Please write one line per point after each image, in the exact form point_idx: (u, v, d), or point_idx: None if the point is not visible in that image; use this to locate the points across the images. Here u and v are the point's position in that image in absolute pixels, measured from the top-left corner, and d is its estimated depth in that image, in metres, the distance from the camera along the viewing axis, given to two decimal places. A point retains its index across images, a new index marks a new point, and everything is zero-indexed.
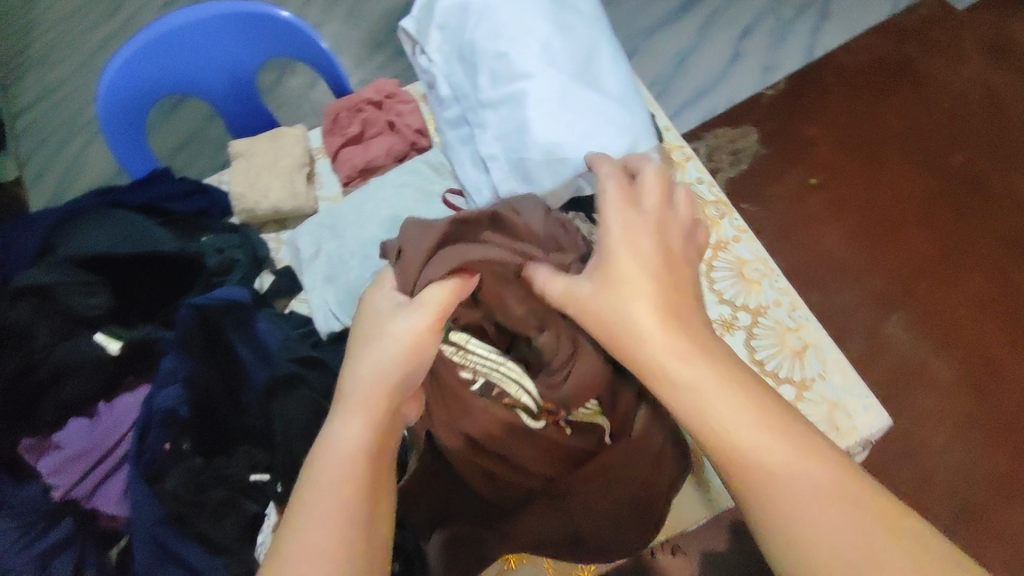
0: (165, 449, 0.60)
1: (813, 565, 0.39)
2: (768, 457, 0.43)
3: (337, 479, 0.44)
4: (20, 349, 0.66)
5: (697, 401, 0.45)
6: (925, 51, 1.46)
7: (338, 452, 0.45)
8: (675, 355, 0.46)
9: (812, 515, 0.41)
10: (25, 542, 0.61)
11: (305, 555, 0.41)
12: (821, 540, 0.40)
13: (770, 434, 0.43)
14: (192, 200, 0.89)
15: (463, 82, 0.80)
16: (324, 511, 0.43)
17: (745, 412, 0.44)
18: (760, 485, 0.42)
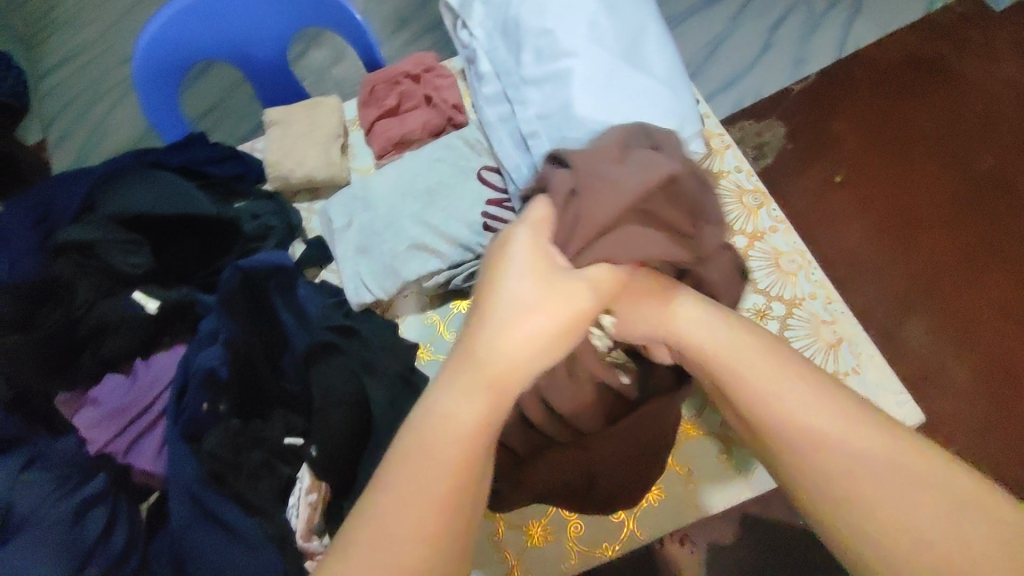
0: (202, 408, 0.62)
1: (888, 539, 0.41)
2: (838, 438, 0.44)
3: (449, 455, 0.39)
4: (61, 304, 0.67)
5: (762, 393, 0.48)
6: (960, 50, 1.38)
7: (450, 432, 0.40)
8: (743, 353, 0.50)
9: (883, 503, 0.42)
10: (63, 493, 0.62)
11: (394, 533, 0.38)
12: (892, 525, 0.41)
13: (837, 418, 0.45)
14: (228, 165, 0.89)
15: (505, 59, 0.79)
16: (424, 497, 0.38)
17: (814, 402, 0.46)
18: (831, 467, 0.44)
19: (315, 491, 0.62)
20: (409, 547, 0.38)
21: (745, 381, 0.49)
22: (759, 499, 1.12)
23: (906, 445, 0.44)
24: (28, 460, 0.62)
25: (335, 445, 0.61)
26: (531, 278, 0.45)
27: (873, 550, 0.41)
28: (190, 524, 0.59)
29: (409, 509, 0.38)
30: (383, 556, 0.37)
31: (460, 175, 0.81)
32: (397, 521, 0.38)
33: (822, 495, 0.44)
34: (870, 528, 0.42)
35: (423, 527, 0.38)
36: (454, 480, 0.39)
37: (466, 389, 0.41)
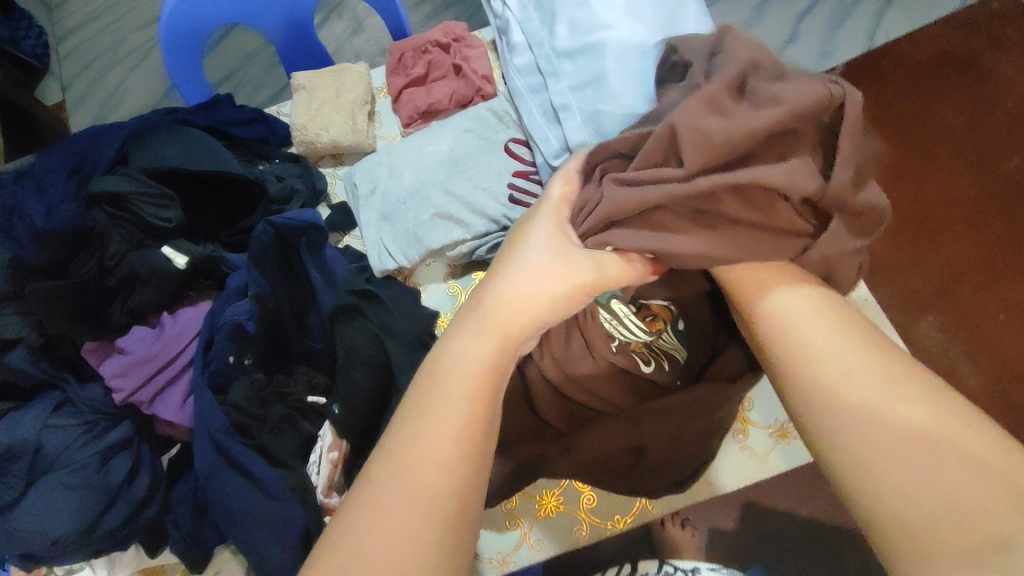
0: (229, 361, 0.63)
1: (902, 514, 0.35)
2: (870, 393, 0.39)
3: (458, 389, 0.40)
4: (97, 249, 0.68)
5: (795, 337, 0.44)
6: (994, 45, 1.35)
7: (462, 370, 0.40)
8: (793, 304, 0.45)
9: (908, 467, 0.36)
10: (89, 437, 0.66)
11: (396, 461, 0.37)
12: (910, 492, 0.35)
13: (877, 375, 0.40)
14: (253, 127, 0.89)
15: (539, 30, 0.79)
16: (441, 432, 0.38)
17: (852, 354, 0.41)
18: (854, 420, 0.39)
19: (337, 448, 0.63)
20: (407, 475, 0.37)
21: (778, 324, 0.45)
22: (761, 488, 1.13)
23: (959, 417, 0.37)
24: (57, 405, 0.67)
25: (357, 404, 0.62)
26: (540, 245, 0.47)
27: (883, 514, 0.36)
28: (214, 471, 0.60)
29: (425, 438, 0.38)
30: (399, 490, 0.36)
31: (487, 148, 0.81)
32: (413, 455, 0.37)
33: (837, 450, 0.39)
34: (888, 496, 0.36)
35: (442, 464, 0.37)
36: (470, 417, 0.39)
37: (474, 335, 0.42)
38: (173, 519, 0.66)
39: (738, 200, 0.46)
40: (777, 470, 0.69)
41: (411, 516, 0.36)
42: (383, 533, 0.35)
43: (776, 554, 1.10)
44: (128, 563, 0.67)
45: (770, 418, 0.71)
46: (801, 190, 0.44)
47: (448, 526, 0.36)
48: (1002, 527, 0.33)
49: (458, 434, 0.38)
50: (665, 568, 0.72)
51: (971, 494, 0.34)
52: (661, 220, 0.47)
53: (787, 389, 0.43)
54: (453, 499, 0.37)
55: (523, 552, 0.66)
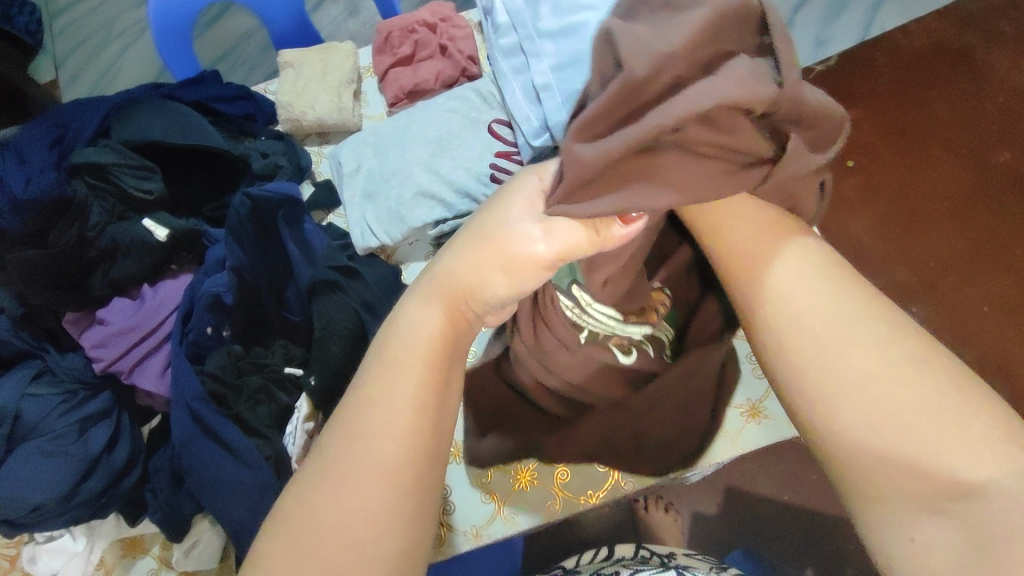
0: (207, 332, 0.65)
1: (846, 454, 0.37)
2: (823, 336, 0.40)
3: (413, 359, 0.41)
4: (75, 221, 0.67)
5: (762, 281, 0.44)
6: (986, 39, 1.35)
7: (416, 340, 0.42)
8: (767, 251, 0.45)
9: (859, 414, 0.37)
10: (70, 406, 0.67)
11: (357, 437, 0.38)
12: (852, 436, 0.37)
13: (834, 321, 0.40)
14: (240, 104, 0.89)
15: (522, 10, 0.79)
16: (397, 398, 0.39)
17: (811, 301, 0.41)
18: (807, 362, 0.39)
19: (312, 420, 0.63)
20: (363, 445, 0.37)
21: (750, 267, 0.45)
22: (743, 474, 1.14)
23: (932, 371, 0.36)
24: (37, 373, 0.68)
25: (333, 374, 0.64)
26: (501, 217, 0.45)
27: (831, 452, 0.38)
28: (191, 439, 0.61)
29: (384, 408, 0.39)
30: (354, 458, 0.37)
31: (472, 128, 0.81)
32: (366, 431, 0.38)
33: (802, 399, 0.39)
34: (834, 437, 0.37)
35: (393, 439, 0.37)
36: (423, 387, 0.40)
37: (432, 304, 0.44)
38: (154, 488, 0.68)
39: (707, 128, 0.40)
40: (749, 447, 0.70)
41: (364, 484, 0.36)
42: (339, 502, 0.36)
43: (759, 540, 1.11)
44: (106, 532, 0.68)
45: (745, 398, 0.72)
46: (761, 101, 0.38)
47: (395, 499, 0.36)
48: (950, 470, 0.33)
49: (410, 408, 0.39)
50: (641, 553, 0.73)
51: (912, 442, 0.35)
52: (637, 175, 0.41)
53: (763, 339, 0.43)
54: (405, 470, 0.37)
55: (496, 525, 0.67)
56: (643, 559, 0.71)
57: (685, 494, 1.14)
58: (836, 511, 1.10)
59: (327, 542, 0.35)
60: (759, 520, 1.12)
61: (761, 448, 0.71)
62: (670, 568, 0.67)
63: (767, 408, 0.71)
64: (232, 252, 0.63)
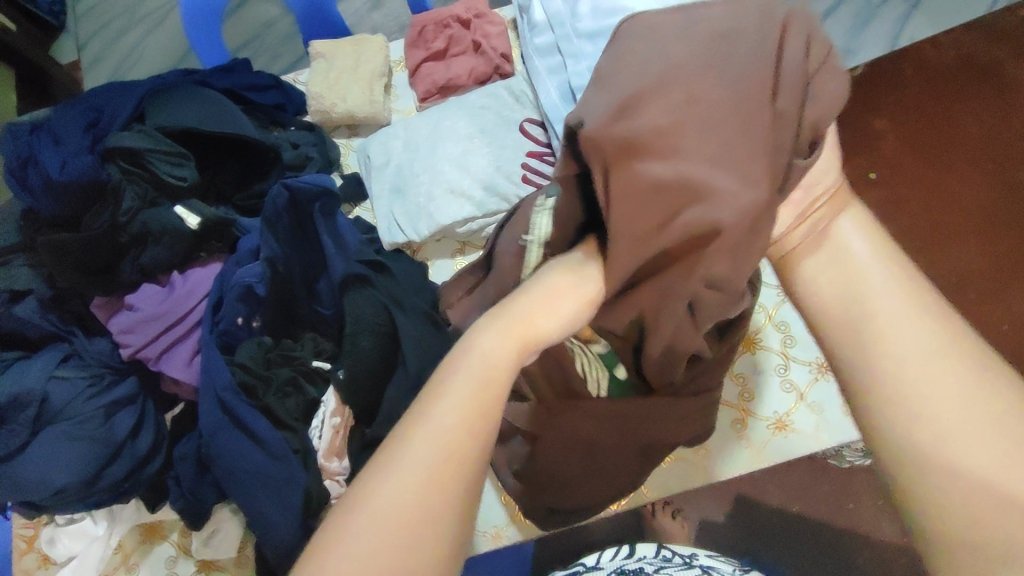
0: (238, 322, 0.65)
1: (903, 430, 0.39)
2: (892, 323, 0.42)
3: (480, 373, 0.38)
4: (109, 204, 0.67)
5: (851, 259, 0.46)
6: (1017, 55, 1.32)
7: (474, 365, 0.38)
8: (849, 238, 0.47)
9: (913, 395, 0.40)
10: (95, 391, 0.67)
11: (425, 446, 0.35)
12: (918, 417, 0.39)
13: (912, 317, 0.42)
14: (270, 94, 0.88)
15: (560, 10, 0.78)
16: (456, 402, 0.36)
17: (888, 288, 0.44)
18: (869, 337, 0.43)
19: (339, 414, 0.65)
20: (429, 450, 0.35)
21: (839, 241, 0.48)
22: (753, 483, 1.13)
23: (989, 385, 0.39)
24: (64, 356, 0.68)
25: (364, 370, 0.63)
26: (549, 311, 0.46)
27: (894, 426, 0.40)
28: (219, 429, 0.61)
29: (442, 416, 0.36)
30: (407, 449, 0.35)
31: (504, 126, 0.81)
32: (408, 456, 0.34)
33: (871, 385, 0.42)
34: (890, 413, 0.40)
35: (434, 465, 0.34)
36: (472, 402, 0.37)
37: (493, 331, 0.41)
38: (176, 475, 0.68)
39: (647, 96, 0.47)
40: (775, 460, 0.70)
41: (418, 475, 0.34)
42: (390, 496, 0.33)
43: (768, 551, 1.10)
44: (127, 517, 0.69)
45: (771, 410, 0.71)
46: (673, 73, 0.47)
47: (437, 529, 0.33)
48: (997, 481, 0.36)
49: (468, 409, 0.36)
50: (662, 552, 0.73)
51: (969, 446, 0.37)
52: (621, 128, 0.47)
53: (835, 316, 0.45)
54: (459, 465, 0.35)
55: (518, 527, 0.68)
56: (665, 559, 0.71)
57: (693, 500, 1.14)
58: (845, 526, 1.09)
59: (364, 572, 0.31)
60: (767, 529, 1.11)
61: (788, 462, 0.70)
62: (695, 567, 0.68)
63: (794, 421, 0.71)
64: (266, 243, 0.64)
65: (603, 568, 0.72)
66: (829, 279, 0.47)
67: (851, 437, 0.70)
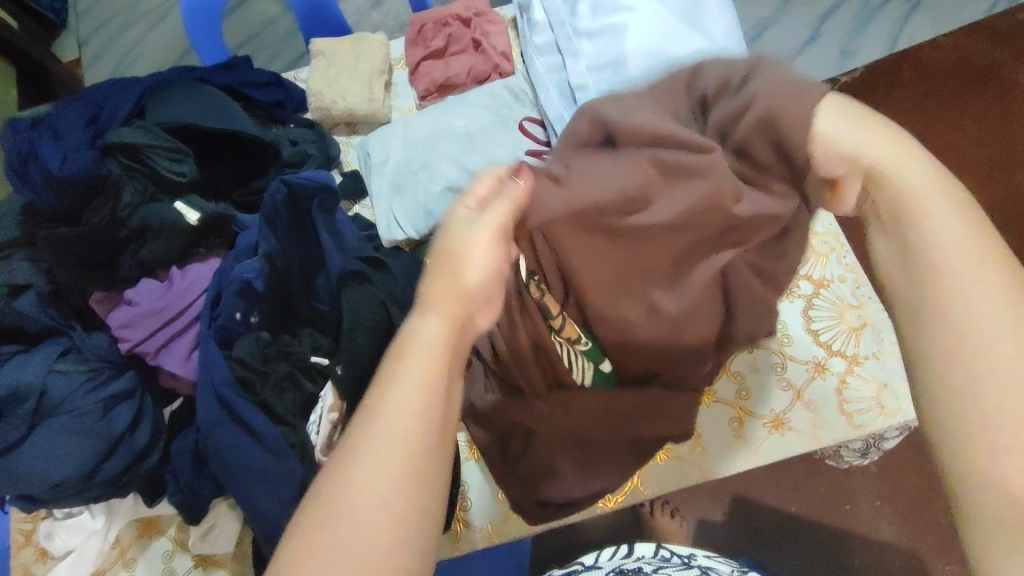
0: (236, 317, 0.65)
1: (962, 407, 0.36)
2: (959, 289, 0.38)
3: (427, 357, 0.38)
4: (109, 199, 0.67)
5: (910, 211, 0.41)
6: (1016, 58, 1.32)
7: (421, 349, 0.38)
8: (913, 184, 0.42)
9: (976, 370, 0.36)
10: (94, 385, 0.67)
11: (383, 440, 0.35)
12: (980, 395, 0.35)
13: (984, 279, 0.38)
14: (270, 91, 0.89)
15: (559, 9, 0.80)
16: (410, 388, 0.37)
17: (952, 247, 0.39)
18: (933, 301, 0.38)
19: (337, 411, 0.63)
20: (387, 445, 0.35)
21: (898, 190, 0.42)
22: (750, 483, 1.14)
23: None
24: (63, 350, 0.68)
25: (365, 366, 0.64)
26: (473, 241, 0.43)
27: (953, 403, 0.36)
28: (217, 423, 0.62)
29: (396, 406, 0.36)
30: (367, 447, 0.35)
31: (503, 124, 0.81)
32: (369, 452, 0.35)
33: (929, 355, 0.38)
34: (951, 389, 0.36)
35: (396, 457, 0.35)
36: (425, 388, 0.37)
37: (426, 309, 0.40)
38: (174, 469, 0.68)
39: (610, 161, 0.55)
40: (770, 457, 0.70)
41: (382, 472, 0.35)
42: (358, 497, 0.34)
43: (765, 551, 1.10)
44: (125, 512, 0.69)
45: (767, 408, 0.72)
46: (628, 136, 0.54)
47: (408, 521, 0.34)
48: None
49: (423, 396, 0.37)
50: (660, 552, 0.73)
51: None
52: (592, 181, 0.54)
53: (893, 280, 0.41)
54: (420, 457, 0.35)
55: (514, 524, 0.68)
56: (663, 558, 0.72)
57: (690, 500, 1.14)
58: (842, 527, 1.09)
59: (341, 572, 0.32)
60: (764, 529, 1.11)
61: (783, 460, 0.71)
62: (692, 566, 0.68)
63: (791, 420, 0.71)
64: (264, 237, 0.64)
65: (601, 567, 0.72)
66: (891, 233, 0.42)
67: (846, 437, 0.70)
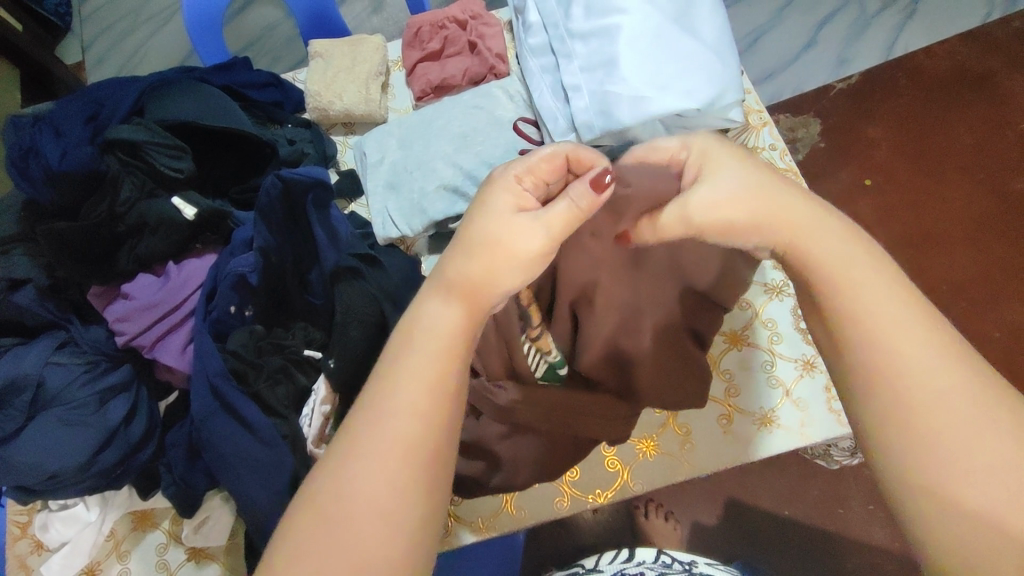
0: (231, 310, 0.66)
1: (917, 466, 0.36)
2: (895, 346, 0.38)
3: (429, 349, 0.41)
4: (108, 195, 0.69)
5: (836, 269, 0.42)
6: (1013, 65, 1.33)
7: (424, 337, 0.41)
8: (841, 247, 0.43)
9: (917, 424, 0.36)
10: (92, 377, 0.68)
11: (380, 434, 0.38)
12: (935, 454, 0.36)
13: (916, 335, 0.38)
14: (269, 91, 0.90)
15: (553, 11, 0.81)
16: (412, 379, 0.39)
17: (887, 301, 0.40)
18: (876, 365, 0.39)
19: (329, 402, 0.65)
20: (387, 438, 0.38)
21: (826, 251, 0.43)
22: (745, 487, 1.14)
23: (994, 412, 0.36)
24: (61, 343, 0.70)
25: (354, 359, 0.64)
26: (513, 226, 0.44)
27: (905, 463, 0.37)
28: (211, 415, 0.63)
29: (399, 404, 0.39)
30: (370, 439, 0.38)
31: (496, 124, 0.82)
32: (371, 453, 0.37)
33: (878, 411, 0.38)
34: (907, 447, 0.37)
35: (392, 463, 0.37)
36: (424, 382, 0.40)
37: (444, 299, 0.43)
38: (168, 462, 0.69)
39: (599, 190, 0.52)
40: (760, 456, 0.71)
41: (379, 462, 0.37)
42: (360, 483, 0.37)
43: (760, 555, 1.10)
44: (121, 503, 0.70)
45: (756, 406, 0.72)
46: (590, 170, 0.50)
47: (400, 519, 0.36)
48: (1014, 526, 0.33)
49: (423, 386, 0.39)
50: (662, 559, 0.74)
51: (978, 487, 0.34)
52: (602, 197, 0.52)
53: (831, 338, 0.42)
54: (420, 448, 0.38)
55: (504, 518, 0.69)
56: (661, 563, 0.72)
57: (685, 502, 1.15)
58: (837, 532, 1.10)
59: (337, 567, 0.35)
60: (758, 533, 1.11)
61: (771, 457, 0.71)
62: None
63: (779, 417, 0.71)
64: (257, 232, 0.65)
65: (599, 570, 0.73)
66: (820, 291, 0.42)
67: (834, 434, 0.70)
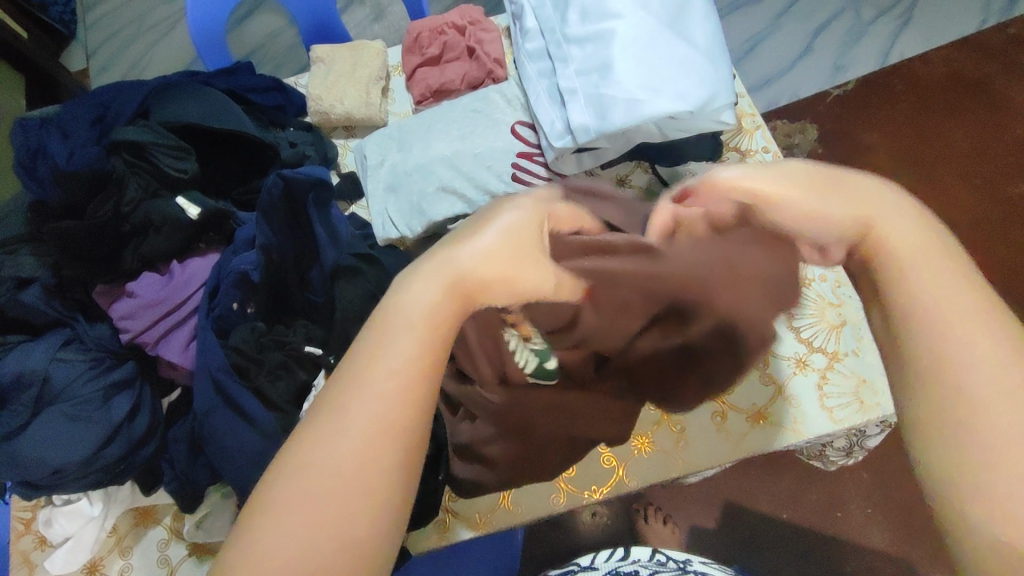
0: (233, 307, 0.68)
1: (962, 452, 0.33)
2: (952, 327, 0.35)
3: (415, 325, 0.37)
4: (113, 194, 0.70)
5: (899, 253, 0.39)
6: (1008, 72, 1.35)
7: (414, 314, 0.37)
8: (914, 230, 0.39)
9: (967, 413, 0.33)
10: (96, 373, 0.69)
11: (357, 404, 0.34)
12: (981, 443, 0.33)
13: (974, 325, 0.35)
14: (271, 95, 0.92)
15: (550, 17, 0.83)
16: (396, 355, 0.35)
17: (951, 286, 0.37)
18: (929, 345, 0.36)
19: None
20: (366, 409, 0.34)
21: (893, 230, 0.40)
22: (743, 489, 1.15)
23: None
24: (66, 340, 0.71)
25: None
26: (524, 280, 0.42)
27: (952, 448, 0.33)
28: (212, 409, 0.64)
29: (382, 377, 0.34)
30: (343, 410, 0.34)
31: (494, 127, 0.83)
32: (344, 422, 0.33)
33: (926, 394, 0.35)
34: (947, 434, 0.34)
35: (366, 437, 0.33)
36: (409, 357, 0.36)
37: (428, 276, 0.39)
38: (171, 457, 0.70)
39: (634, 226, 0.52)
40: (754, 452, 0.72)
41: (350, 436, 0.33)
42: (328, 454, 0.32)
43: (758, 556, 1.11)
44: (124, 498, 0.71)
45: (750, 403, 0.73)
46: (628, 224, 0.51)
47: (380, 506, 0.32)
48: None
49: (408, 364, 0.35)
50: (656, 557, 0.75)
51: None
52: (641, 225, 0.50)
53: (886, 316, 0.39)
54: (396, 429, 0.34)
55: (501, 513, 0.70)
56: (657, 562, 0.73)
57: (683, 503, 1.16)
58: (834, 534, 1.10)
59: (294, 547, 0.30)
60: (757, 535, 1.12)
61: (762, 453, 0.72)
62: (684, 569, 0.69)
63: (773, 414, 0.73)
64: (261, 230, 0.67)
65: (597, 568, 0.74)
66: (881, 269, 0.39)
67: (827, 431, 0.71)
